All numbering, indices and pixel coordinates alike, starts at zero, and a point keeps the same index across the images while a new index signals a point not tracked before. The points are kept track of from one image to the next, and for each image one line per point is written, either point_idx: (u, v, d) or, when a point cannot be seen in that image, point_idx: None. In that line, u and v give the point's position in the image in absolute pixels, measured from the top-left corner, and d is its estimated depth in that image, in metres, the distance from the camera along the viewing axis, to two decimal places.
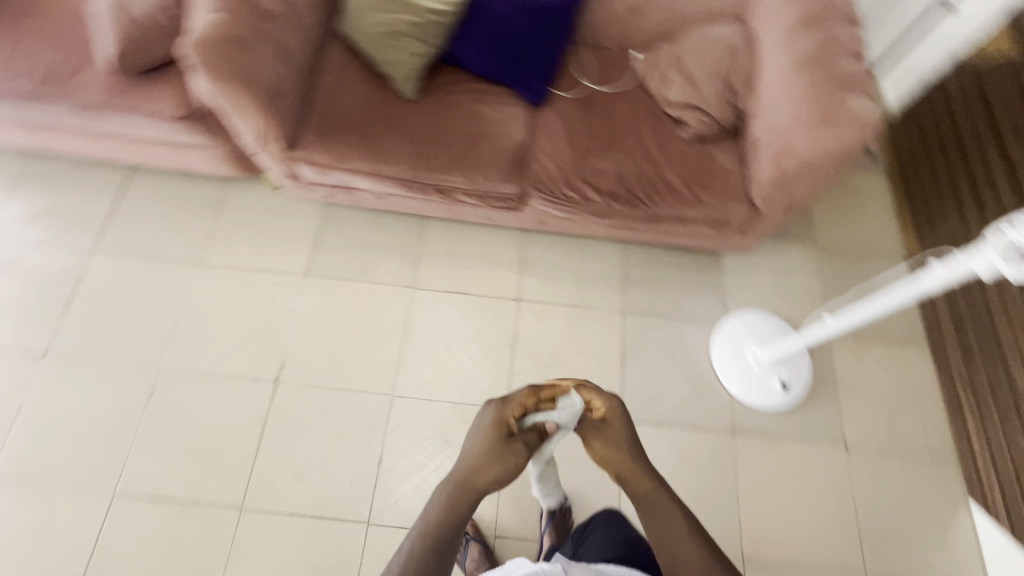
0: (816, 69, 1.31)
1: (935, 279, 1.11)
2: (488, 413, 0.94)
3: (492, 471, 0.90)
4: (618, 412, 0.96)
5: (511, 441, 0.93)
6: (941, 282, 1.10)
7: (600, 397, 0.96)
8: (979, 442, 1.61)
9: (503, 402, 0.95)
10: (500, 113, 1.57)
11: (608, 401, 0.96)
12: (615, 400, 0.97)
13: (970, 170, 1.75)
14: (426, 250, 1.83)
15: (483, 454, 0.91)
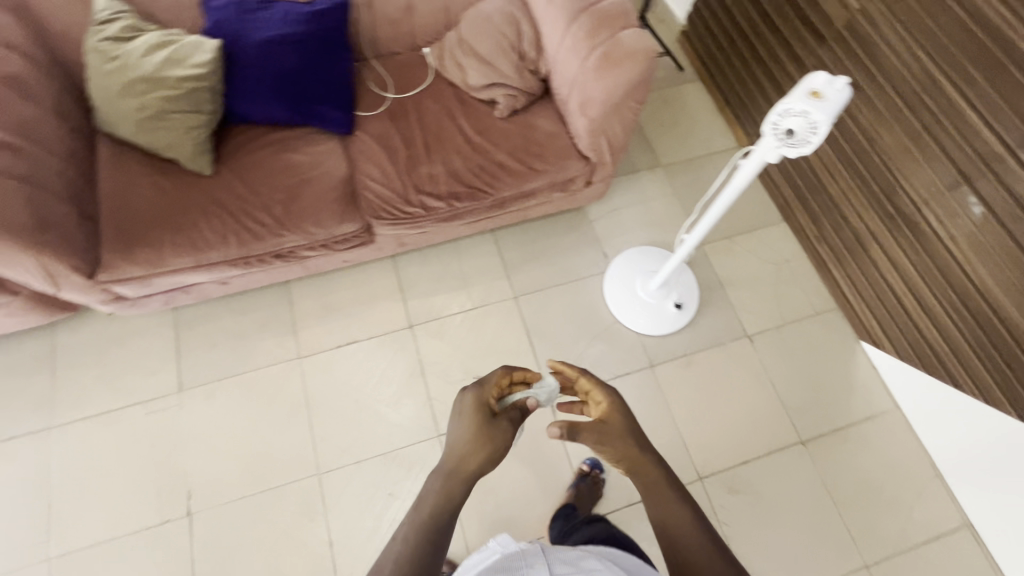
0: (584, 16, 1.34)
1: (743, 174, 1.10)
2: (469, 397, 0.89)
3: (480, 457, 0.82)
4: (616, 409, 0.90)
5: (499, 416, 0.89)
6: (748, 176, 1.10)
7: (600, 389, 0.93)
8: (849, 289, 1.77)
9: (481, 385, 0.92)
10: (311, 155, 1.48)
11: (607, 396, 0.92)
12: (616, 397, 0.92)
13: (760, 54, 1.88)
14: (300, 314, 1.72)
15: (475, 436, 0.84)
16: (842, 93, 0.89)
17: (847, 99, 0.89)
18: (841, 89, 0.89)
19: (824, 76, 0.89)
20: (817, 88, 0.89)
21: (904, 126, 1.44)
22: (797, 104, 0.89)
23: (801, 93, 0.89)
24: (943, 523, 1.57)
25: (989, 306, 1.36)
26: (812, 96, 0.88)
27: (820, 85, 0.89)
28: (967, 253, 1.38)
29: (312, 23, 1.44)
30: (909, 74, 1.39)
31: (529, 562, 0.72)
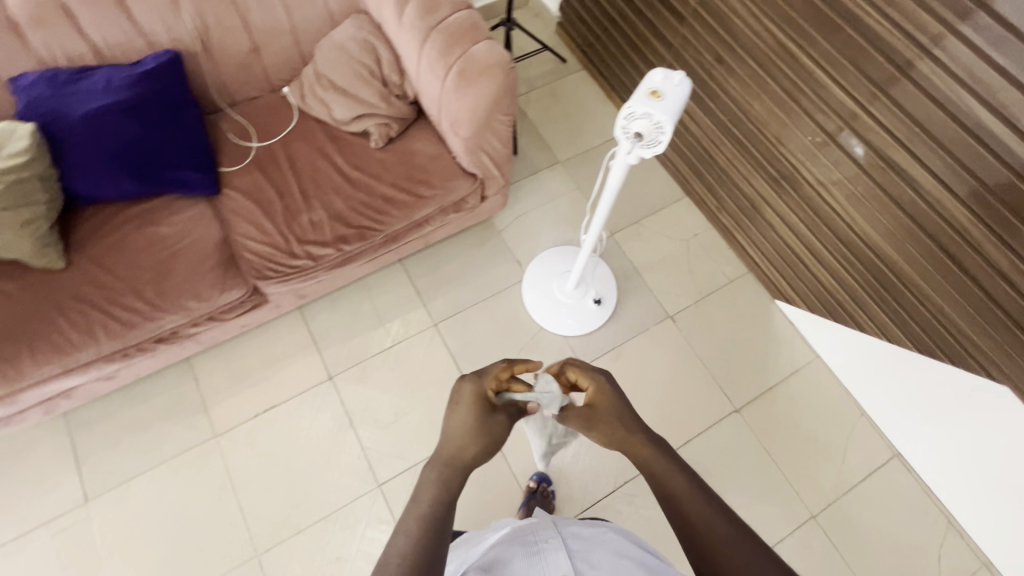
0: (432, 35, 1.27)
1: (614, 175, 1.07)
2: (468, 388, 0.83)
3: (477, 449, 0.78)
4: (606, 391, 0.91)
5: (498, 409, 0.84)
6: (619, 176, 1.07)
7: (594, 378, 0.93)
8: (755, 253, 1.82)
9: (479, 376, 0.85)
10: (176, 225, 1.37)
11: (597, 381, 0.92)
12: (608, 382, 0.92)
13: (633, 37, 1.89)
14: (210, 388, 1.61)
15: (473, 427, 0.79)
16: (681, 86, 0.89)
17: (688, 91, 0.89)
18: (680, 82, 0.88)
19: (660, 72, 0.88)
20: (656, 86, 0.88)
21: (769, 93, 1.46)
22: (640, 107, 0.88)
23: (642, 95, 0.88)
24: (874, 459, 1.65)
25: (874, 253, 1.42)
26: (652, 97, 0.87)
27: (659, 82, 0.88)
28: (845, 206, 1.43)
29: (142, 85, 1.32)
30: (763, 43, 1.42)
31: (544, 536, 0.83)
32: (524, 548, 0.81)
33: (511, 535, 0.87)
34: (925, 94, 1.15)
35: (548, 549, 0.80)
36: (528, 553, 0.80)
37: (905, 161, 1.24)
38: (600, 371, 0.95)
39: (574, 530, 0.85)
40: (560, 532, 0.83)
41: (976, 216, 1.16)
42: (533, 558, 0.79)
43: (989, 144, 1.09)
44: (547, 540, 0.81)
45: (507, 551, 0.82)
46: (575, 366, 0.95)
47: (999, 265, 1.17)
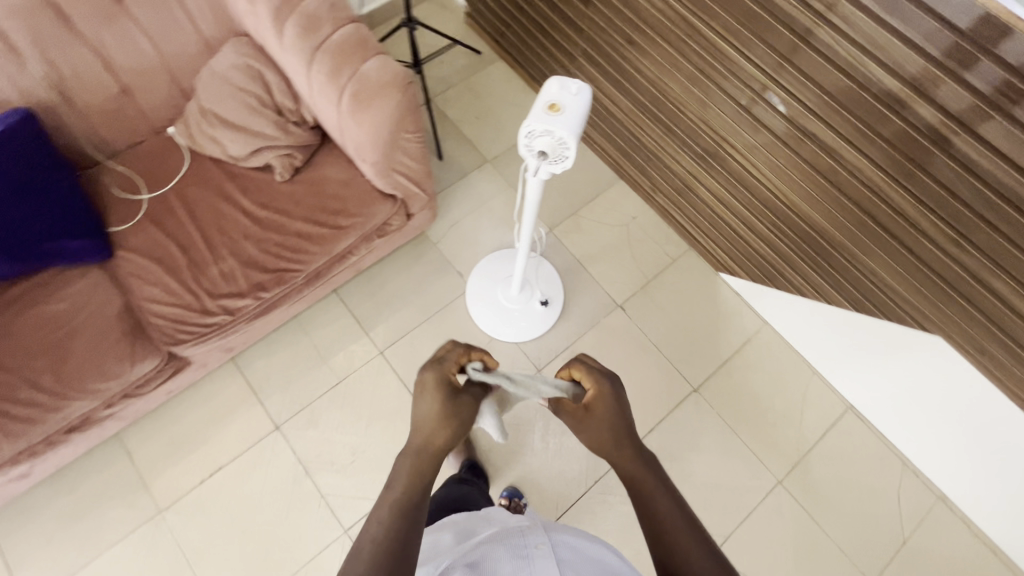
0: (318, 56, 1.16)
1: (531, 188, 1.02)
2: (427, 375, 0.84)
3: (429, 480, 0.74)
4: (605, 393, 0.88)
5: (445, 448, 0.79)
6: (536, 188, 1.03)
7: (587, 375, 0.90)
8: (694, 229, 1.81)
9: (438, 364, 0.87)
10: (68, 300, 1.23)
11: (600, 384, 0.88)
12: (611, 386, 0.88)
13: (543, 24, 1.81)
14: (146, 461, 1.49)
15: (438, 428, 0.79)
16: (581, 92, 0.84)
17: (589, 97, 0.85)
18: (579, 88, 0.84)
19: (557, 80, 0.83)
20: (555, 98, 0.83)
21: (683, 72, 1.43)
22: (543, 122, 0.82)
23: (542, 109, 0.82)
24: (830, 415, 1.70)
25: (803, 221, 1.42)
26: (553, 110, 0.82)
27: (556, 93, 0.83)
28: (772, 179, 1.42)
29: None
30: (669, 21, 1.37)
31: (534, 542, 0.79)
32: (510, 550, 0.78)
33: (499, 536, 0.84)
34: (830, 62, 1.13)
35: (537, 555, 0.76)
36: (514, 556, 0.76)
37: (820, 130, 1.23)
38: (607, 372, 0.91)
39: (565, 540, 0.80)
40: (550, 538, 0.79)
41: (892, 178, 1.16)
42: (518, 562, 0.76)
43: (895, 107, 1.08)
44: (537, 547, 0.78)
45: (493, 552, 0.78)
46: (578, 366, 0.91)
47: (919, 224, 1.18)
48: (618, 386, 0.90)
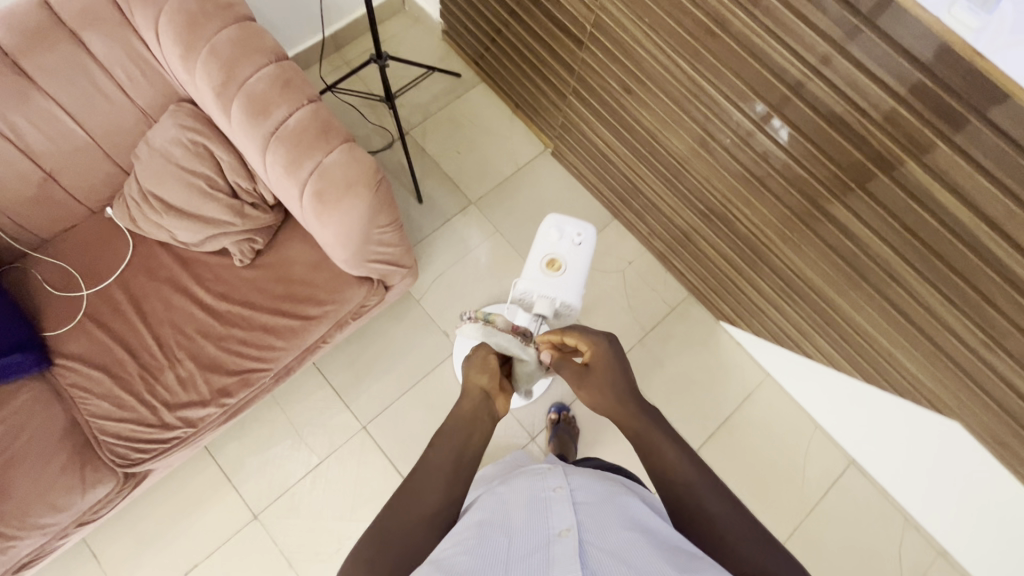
0: (271, 145, 0.99)
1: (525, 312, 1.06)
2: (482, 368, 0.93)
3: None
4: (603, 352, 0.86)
5: None
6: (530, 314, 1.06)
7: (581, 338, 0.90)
8: (696, 279, 1.69)
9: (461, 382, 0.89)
10: (4, 423, 1.09)
11: (595, 347, 0.88)
12: (607, 345, 0.88)
13: (526, 53, 1.63)
14: (113, 564, 1.39)
15: None
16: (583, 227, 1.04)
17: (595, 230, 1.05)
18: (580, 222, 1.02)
19: (550, 221, 1.00)
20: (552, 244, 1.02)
21: (687, 129, 1.28)
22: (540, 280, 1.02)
23: (538, 262, 1.01)
24: (831, 470, 1.65)
25: (814, 294, 1.30)
26: (549, 262, 1.01)
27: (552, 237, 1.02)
28: (783, 251, 1.30)
29: None
30: (672, 77, 1.21)
31: (551, 485, 0.70)
32: (524, 496, 0.70)
33: (517, 479, 0.77)
34: (853, 149, 0.99)
35: (553, 501, 0.67)
36: (528, 503, 0.68)
37: (839, 212, 1.09)
38: (603, 334, 0.91)
39: (588, 486, 0.70)
40: (569, 482, 0.70)
41: (919, 272, 1.04)
42: (533, 509, 0.67)
43: (927, 203, 0.95)
44: (555, 490, 0.69)
45: (508, 498, 0.71)
46: (571, 332, 0.91)
47: (946, 321, 1.06)
48: (617, 345, 0.90)
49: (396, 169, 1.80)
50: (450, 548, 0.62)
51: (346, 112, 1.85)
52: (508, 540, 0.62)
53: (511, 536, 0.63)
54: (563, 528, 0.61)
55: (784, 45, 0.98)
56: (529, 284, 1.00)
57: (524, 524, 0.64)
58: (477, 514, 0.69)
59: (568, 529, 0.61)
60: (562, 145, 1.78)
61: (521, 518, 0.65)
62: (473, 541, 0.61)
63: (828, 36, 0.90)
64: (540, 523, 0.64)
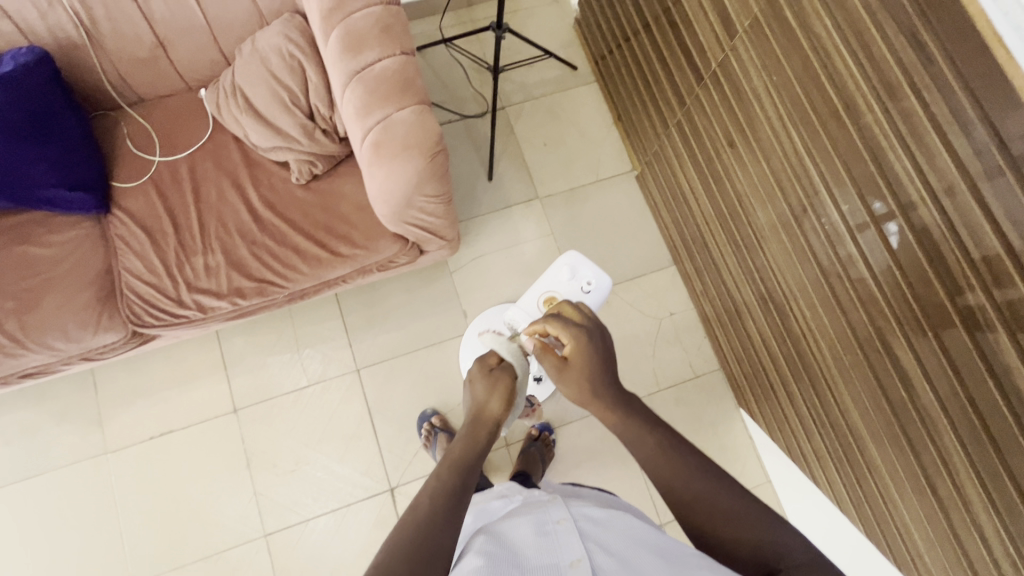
0: (352, 83, 1.00)
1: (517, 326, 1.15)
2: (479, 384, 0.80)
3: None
4: (586, 359, 0.75)
5: None
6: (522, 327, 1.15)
7: (566, 330, 0.77)
8: (730, 357, 1.58)
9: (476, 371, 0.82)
10: (57, 247, 1.21)
11: (575, 339, 0.76)
12: (588, 339, 0.76)
13: (645, 69, 1.55)
14: (107, 400, 1.53)
15: None
16: (596, 278, 1.16)
17: (609, 283, 1.15)
18: (594, 270, 1.15)
19: (567, 258, 1.15)
20: (561, 283, 1.16)
21: (775, 205, 1.17)
22: (535, 310, 1.15)
23: (540, 293, 1.15)
24: None
25: (845, 426, 1.18)
26: (550, 296, 1.14)
27: (564, 277, 1.16)
28: (830, 368, 1.17)
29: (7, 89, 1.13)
30: (780, 146, 1.11)
31: (553, 516, 0.63)
32: (527, 527, 0.62)
33: (517, 511, 0.69)
34: (941, 293, 0.86)
35: (559, 531, 0.60)
36: (532, 535, 0.60)
37: (902, 353, 0.97)
38: (587, 323, 0.79)
39: (593, 514, 0.65)
40: (573, 513, 0.64)
41: (967, 454, 0.90)
42: (538, 542, 0.59)
43: (1003, 385, 0.81)
44: (559, 522, 0.62)
45: (510, 528, 0.63)
46: (551, 320, 0.79)
47: (976, 517, 0.92)
48: (601, 338, 0.78)
49: (479, 141, 1.80)
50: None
51: (453, 69, 1.86)
52: (522, 571, 0.54)
53: (522, 568, 0.54)
54: (574, 558, 0.55)
55: (909, 157, 0.85)
56: (522, 310, 1.15)
57: (535, 557, 0.56)
58: (478, 543, 0.60)
59: (580, 559, 0.55)
60: (649, 172, 1.70)
61: (530, 553, 0.57)
62: (484, 567, 0.53)
63: (959, 160, 0.78)
64: (550, 555, 0.57)
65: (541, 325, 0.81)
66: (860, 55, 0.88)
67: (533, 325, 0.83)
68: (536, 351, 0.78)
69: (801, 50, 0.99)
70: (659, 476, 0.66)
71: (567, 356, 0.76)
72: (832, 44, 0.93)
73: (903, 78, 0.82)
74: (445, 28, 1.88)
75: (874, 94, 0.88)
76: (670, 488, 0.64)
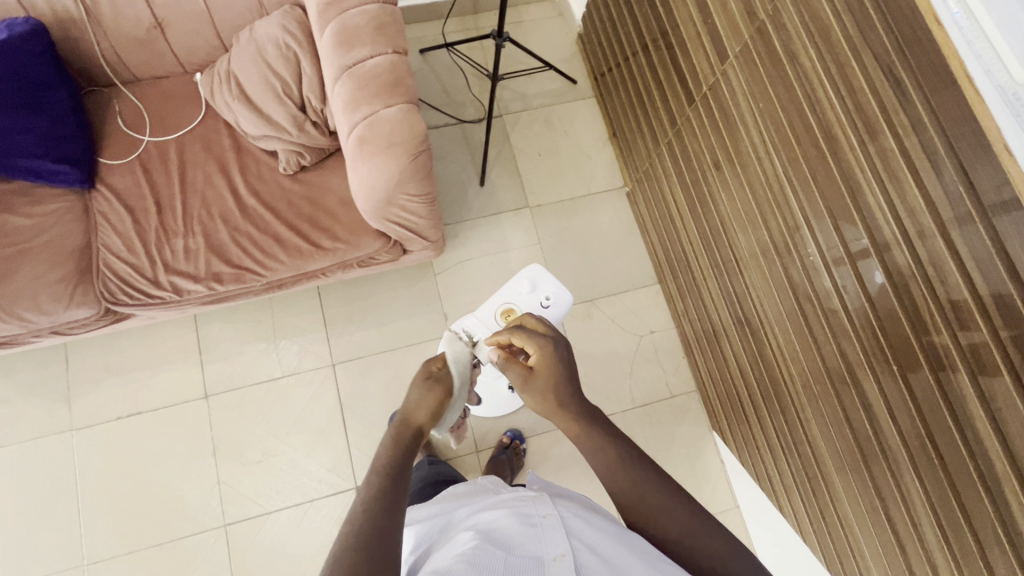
0: (342, 78, 1.02)
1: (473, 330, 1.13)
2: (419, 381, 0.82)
3: None
4: (552, 368, 0.75)
5: None
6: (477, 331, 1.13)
7: (529, 341, 0.78)
8: (706, 379, 1.58)
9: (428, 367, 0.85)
10: (37, 218, 1.21)
11: (542, 350, 0.76)
12: (554, 349, 0.77)
13: (641, 88, 1.57)
14: (77, 377, 1.52)
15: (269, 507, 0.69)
16: (555, 292, 1.17)
17: (569, 299, 1.18)
18: (554, 285, 1.17)
19: (528, 271, 1.16)
20: (519, 296, 1.16)
21: (756, 228, 1.18)
22: (492, 323, 1.14)
23: (497, 305, 1.15)
24: None
25: (812, 455, 1.17)
26: (507, 308, 1.14)
27: (523, 290, 1.17)
28: (800, 397, 1.17)
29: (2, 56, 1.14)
30: (763, 171, 1.12)
31: (540, 511, 0.61)
32: (511, 519, 0.60)
33: (501, 502, 0.67)
34: (908, 330, 0.86)
35: (544, 525, 0.58)
36: (517, 526, 0.58)
37: (869, 387, 0.98)
38: (551, 334, 0.79)
39: (581, 512, 0.62)
40: (560, 509, 0.61)
41: (926, 492, 0.90)
42: (523, 534, 0.57)
43: (964, 427, 0.81)
44: (545, 517, 0.59)
45: (495, 519, 0.60)
46: (517, 332, 0.79)
47: (932, 556, 0.91)
48: (567, 349, 0.78)
49: (474, 146, 1.81)
50: (444, 562, 0.52)
51: (454, 74, 1.88)
52: (506, 563, 0.52)
53: (507, 560, 0.52)
54: (558, 553, 0.54)
55: (883, 193, 0.86)
56: (479, 322, 1.13)
57: (519, 549, 0.54)
58: (462, 533, 0.59)
59: (564, 554, 0.53)
60: (639, 188, 1.71)
61: (516, 545, 0.55)
62: (467, 552, 0.52)
63: (931, 200, 0.78)
64: (534, 549, 0.54)
65: (506, 337, 0.81)
66: (841, 88, 0.89)
67: (498, 336, 0.82)
68: (500, 360, 0.78)
69: (787, 79, 1.00)
70: (608, 485, 0.65)
71: (533, 366, 0.76)
72: (816, 76, 0.93)
73: (880, 113, 0.83)
74: (448, 32, 1.90)
75: (854, 128, 0.88)
76: (619, 498, 0.64)
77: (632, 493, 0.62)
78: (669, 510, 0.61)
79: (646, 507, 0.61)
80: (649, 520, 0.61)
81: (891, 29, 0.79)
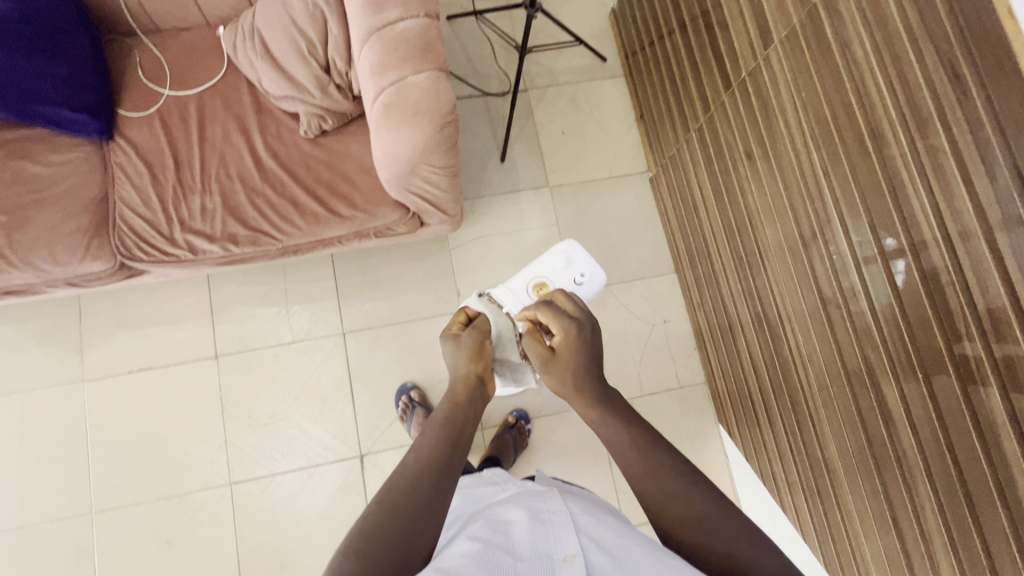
0: (371, 40, 0.98)
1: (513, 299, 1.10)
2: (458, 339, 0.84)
3: None
4: (574, 353, 0.73)
5: None
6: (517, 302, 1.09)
7: (556, 322, 0.75)
8: (717, 374, 1.57)
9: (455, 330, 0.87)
10: (55, 168, 1.20)
11: (564, 332, 0.74)
12: (579, 334, 0.74)
13: (674, 71, 1.51)
14: (88, 329, 1.53)
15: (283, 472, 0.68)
16: (590, 270, 1.16)
17: (603, 279, 1.16)
18: (590, 263, 1.15)
19: (564, 245, 1.13)
20: (552, 270, 1.14)
21: (785, 223, 1.15)
22: (525, 297, 1.10)
23: (530, 278, 1.12)
24: None
25: (822, 457, 1.16)
26: (540, 282, 1.12)
27: (558, 265, 1.14)
28: (814, 397, 1.15)
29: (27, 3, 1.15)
30: (798, 164, 1.08)
31: (551, 509, 0.60)
32: (521, 517, 0.59)
33: (509, 499, 0.66)
34: (938, 336, 0.84)
35: (553, 523, 0.57)
36: (526, 525, 0.57)
37: (889, 393, 0.96)
38: (579, 316, 0.76)
39: (592, 512, 0.61)
40: (571, 508, 0.60)
41: (940, 504, 0.89)
42: (533, 533, 0.56)
43: (988, 441, 0.79)
44: (555, 515, 0.59)
45: (505, 516, 0.60)
46: (543, 309, 0.77)
47: (940, 566, 0.90)
48: (592, 334, 0.75)
49: (496, 120, 1.76)
50: (451, 560, 0.51)
51: (480, 44, 1.82)
52: (515, 561, 0.51)
53: (515, 557, 0.52)
54: (568, 553, 0.52)
55: (928, 194, 0.82)
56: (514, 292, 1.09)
57: (527, 550, 0.53)
58: (472, 527, 0.58)
59: (574, 554, 0.52)
60: (663, 174, 1.67)
61: (524, 544, 0.54)
62: (476, 551, 0.51)
63: (980, 206, 0.75)
64: (544, 549, 0.53)
65: (533, 314, 0.79)
66: (894, 81, 0.85)
67: (527, 313, 0.81)
68: (525, 337, 0.77)
69: (835, 68, 0.95)
70: (622, 473, 0.64)
71: (555, 347, 0.74)
72: (865, 66, 0.89)
73: (934, 110, 0.79)
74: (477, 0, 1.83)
75: (903, 124, 0.84)
76: (636, 488, 0.62)
77: (648, 485, 0.61)
78: (688, 503, 0.59)
79: (662, 498, 0.60)
80: (667, 513, 0.59)
81: (955, 19, 0.74)
